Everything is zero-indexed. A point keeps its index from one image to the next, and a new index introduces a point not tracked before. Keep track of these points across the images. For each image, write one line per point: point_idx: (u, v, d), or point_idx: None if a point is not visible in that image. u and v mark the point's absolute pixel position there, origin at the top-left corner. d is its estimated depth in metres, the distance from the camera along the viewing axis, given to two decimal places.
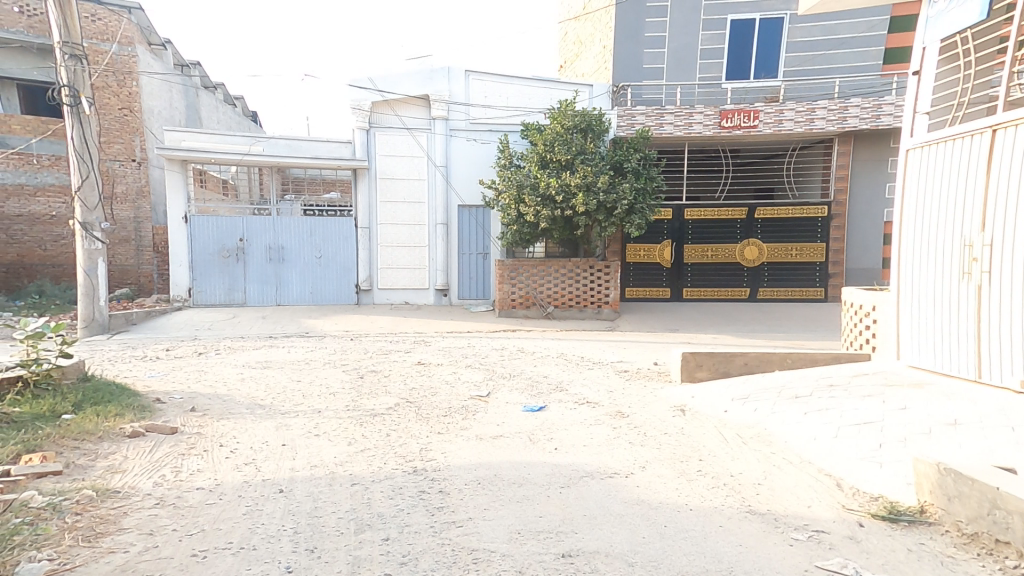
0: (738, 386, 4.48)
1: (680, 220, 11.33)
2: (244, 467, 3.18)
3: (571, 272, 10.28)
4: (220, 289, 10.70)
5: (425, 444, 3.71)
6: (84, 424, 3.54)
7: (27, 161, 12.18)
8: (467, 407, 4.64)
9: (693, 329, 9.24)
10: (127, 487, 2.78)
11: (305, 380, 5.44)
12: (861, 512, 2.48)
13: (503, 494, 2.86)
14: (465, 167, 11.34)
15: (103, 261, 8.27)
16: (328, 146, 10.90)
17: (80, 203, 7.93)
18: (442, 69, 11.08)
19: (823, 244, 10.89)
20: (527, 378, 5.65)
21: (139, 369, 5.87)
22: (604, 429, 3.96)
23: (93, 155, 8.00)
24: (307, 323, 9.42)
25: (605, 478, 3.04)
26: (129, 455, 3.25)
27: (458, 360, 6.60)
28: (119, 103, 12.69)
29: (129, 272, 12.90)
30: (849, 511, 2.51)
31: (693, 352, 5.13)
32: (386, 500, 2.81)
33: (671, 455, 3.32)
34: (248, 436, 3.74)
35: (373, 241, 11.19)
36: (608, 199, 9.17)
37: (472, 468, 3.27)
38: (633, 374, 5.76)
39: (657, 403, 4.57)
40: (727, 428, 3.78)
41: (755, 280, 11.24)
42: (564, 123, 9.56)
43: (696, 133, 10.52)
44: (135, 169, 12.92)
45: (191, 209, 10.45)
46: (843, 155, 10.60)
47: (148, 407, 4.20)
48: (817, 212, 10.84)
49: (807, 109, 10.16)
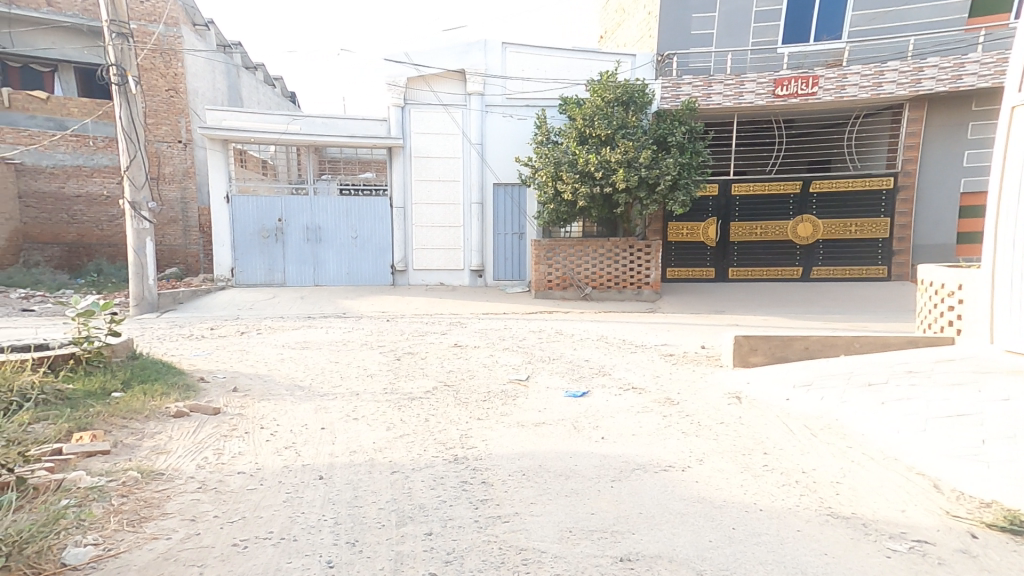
0: (800, 373, 4.16)
1: (726, 196, 10.78)
2: (284, 451, 3.13)
3: (610, 252, 9.96)
4: (261, 270, 10.85)
5: (465, 430, 3.59)
6: (132, 402, 3.56)
7: (85, 143, 12.68)
8: (507, 392, 4.49)
9: (740, 310, 8.82)
10: (171, 469, 2.74)
11: (343, 362, 5.41)
12: (971, 520, 2.18)
13: (549, 488, 2.69)
14: (502, 144, 11.07)
15: (151, 240, 8.45)
16: (363, 124, 10.78)
17: (128, 182, 8.09)
18: (478, 43, 10.76)
19: (887, 220, 10.16)
20: (568, 361, 5.45)
21: (185, 347, 5.97)
22: (653, 418, 3.74)
23: (140, 134, 8.12)
24: (344, 304, 9.45)
25: (658, 472, 2.83)
26: (175, 435, 3.23)
27: (495, 342, 6.45)
28: (166, 85, 12.92)
29: (177, 252, 13.30)
30: (955, 518, 2.21)
31: (746, 336, 4.82)
32: (427, 490, 2.68)
33: (730, 448, 3.07)
34: (288, 419, 3.72)
35: (409, 221, 11.12)
36: (650, 174, 8.75)
37: (515, 457, 3.11)
38: (679, 358, 5.48)
39: (709, 389, 4.31)
40: (791, 418, 3.49)
41: (807, 259, 10.62)
42: (605, 96, 9.18)
43: (747, 103, 9.91)
44: (181, 151, 13.20)
45: (232, 189, 10.55)
46: (914, 122, 9.76)
47: (193, 386, 4.22)
48: (879, 184, 10.09)
49: (874, 73, 9.38)
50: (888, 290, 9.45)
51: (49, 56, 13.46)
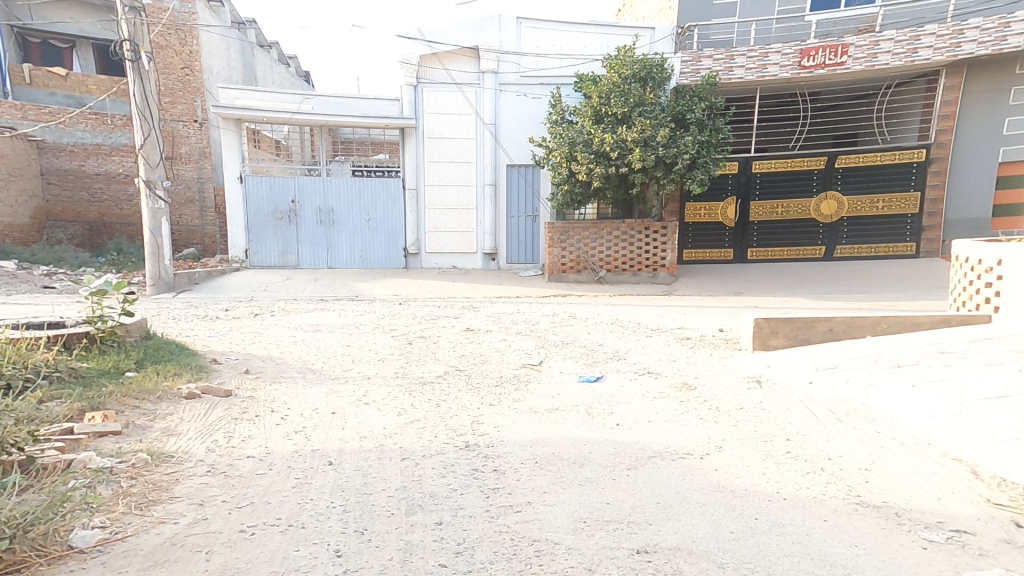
0: (824, 355, 4.01)
1: (747, 174, 10.47)
2: (294, 436, 3.10)
3: (626, 234, 9.77)
4: (275, 252, 10.86)
5: (477, 416, 3.53)
6: (145, 382, 3.54)
7: (103, 121, 12.74)
8: (519, 376, 4.43)
9: (759, 292, 8.59)
10: (180, 451, 2.71)
11: (355, 345, 5.38)
12: (1014, 509, 2.05)
13: (562, 476, 2.61)
14: (515, 123, 10.86)
15: (167, 220, 8.47)
16: (375, 104, 10.60)
17: (143, 161, 8.08)
18: (492, 19, 10.51)
19: (918, 194, 9.77)
20: (581, 346, 5.35)
21: (200, 328, 5.99)
22: (669, 403, 3.63)
23: (154, 112, 8.08)
24: (357, 286, 9.43)
25: (676, 459, 2.73)
26: (186, 417, 3.21)
27: (507, 326, 6.38)
28: (181, 63, 12.87)
29: (195, 233, 13.38)
30: (996, 506, 2.08)
31: (767, 318, 4.66)
32: (437, 478, 2.63)
33: (751, 434, 2.96)
34: (298, 402, 3.69)
35: (421, 203, 11.02)
36: (668, 153, 8.50)
37: (527, 445, 3.04)
38: (697, 342, 5.35)
39: (728, 373, 4.18)
40: (814, 402, 3.36)
41: (831, 239, 10.31)
42: (621, 73, 8.91)
43: (770, 76, 9.55)
44: (197, 130, 13.19)
45: (246, 168, 10.49)
46: (951, 90, 9.36)
47: (205, 367, 4.21)
48: (911, 158, 9.70)
49: (909, 37, 8.95)
50: (916, 270, 9.12)
51: (69, 31, 13.59)
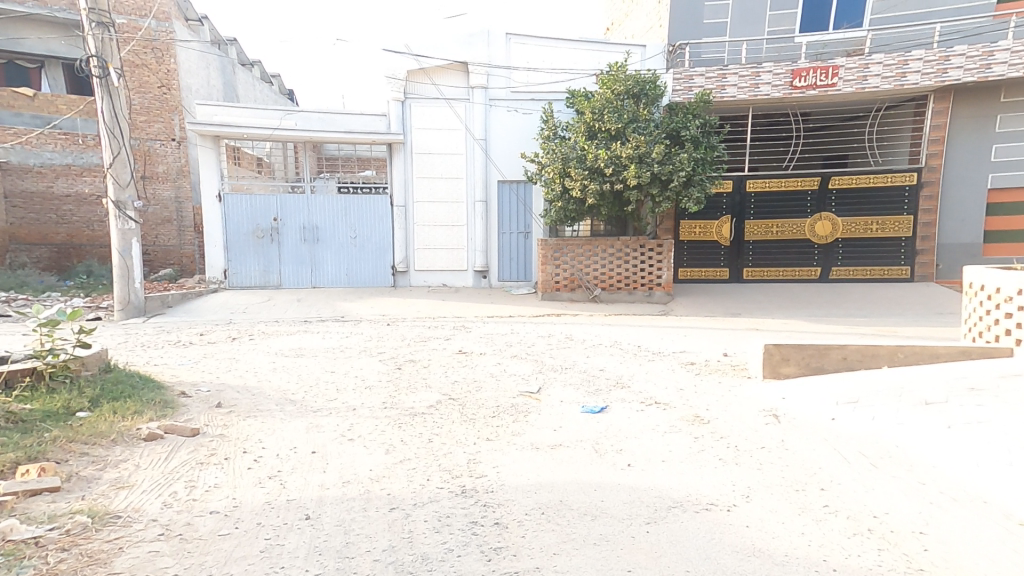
0: (843, 387, 3.77)
1: (741, 193, 10.37)
2: (267, 483, 2.74)
3: (620, 252, 9.55)
4: (255, 271, 10.44)
5: (473, 455, 3.19)
6: (97, 426, 3.15)
7: (74, 141, 12.33)
8: (517, 406, 4.09)
9: (757, 313, 8.40)
10: (130, 511, 2.33)
11: (339, 371, 5.02)
12: None
13: (572, 534, 2.29)
14: (506, 139, 10.67)
15: (137, 241, 8.07)
16: (361, 119, 10.33)
17: (112, 180, 7.69)
18: (481, 34, 10.36)
19: (911, 217, 9.69)
20: (581, 371, 5.04)
21: (170, 356, 5.58)
22: (682, 440, 3.34)
23: (123, 129, 7.73)
24: (342, 307, 9.05)
25: (699, 512, 2.42)
26: (142, 464, 2.84)
27: (502, 348, 6.05)
28: (158, 80, 12.55)
29: (172, 253, 12.96)
30: None
31: (778, 344, 4.42)
32: (430, 535, 2.28)
33: (780, 482, 2.67)
34: (275, 441, 3.34)
35: (409, 220, 10.72)
36: (664, 170, 8.32)
37: (530, 490, 2.71)
38: (702, 368, 5.09)
39: (741, 405, 3.90)
40: (842, 441, 3.10)
41: (827, 258, 10.19)
42: (614, 88, 8.76)
43: (763, 96, 9.49)
44: (175, 149, 12.82)
45: (224, 186, 10.13)
46: (940, 114, 9.36)
47: (171, 402, 3.82)
48: (903, 180, 9.64)
49: (898, 61, 8.93)
50: (913, 291, 9.01)
51: (36, 51, 13.24)
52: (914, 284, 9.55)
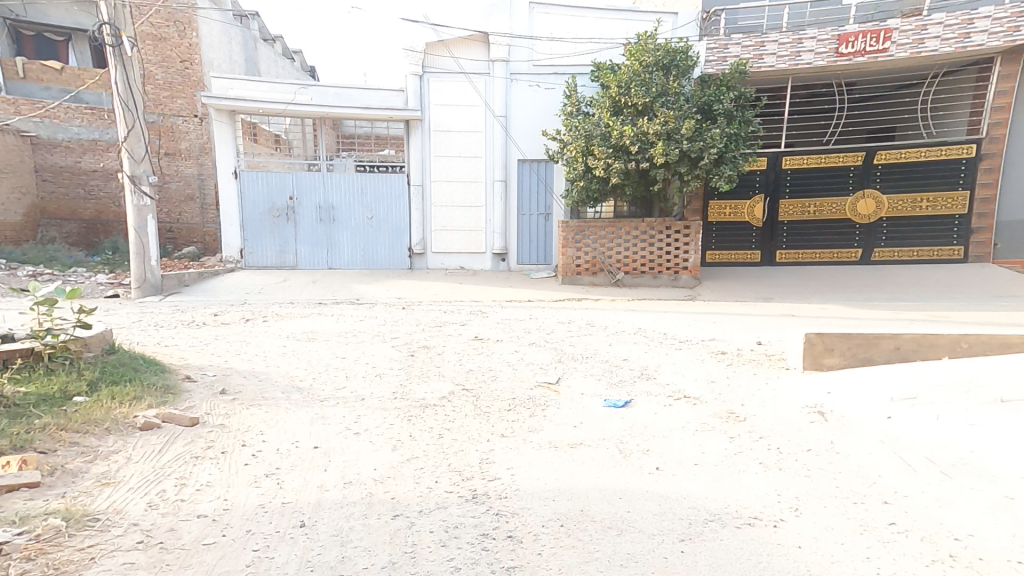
0: (898, 382, 3.40)
1: (776, 170, 9.81)
2: (262, 483, 2.55)
3: (645, 234, 9.14)
4: (272, 251, 10.34)
5: (486, 453, 2.94)
6: (91, 413, 3.00)
7: (99, 117, 12.41)
8: (535, 399, 3.82)
9: (791, 299, 7.94)
10: (111, 514, 2.16)
11: (350, 357, 4.82)
12: None
13: (595, 551, 2.01)
14: (527, 115, 10.25)
15: (153, 218, 7.98)
16: (379, 95, 10.04)
17: (127, 154, 7.58)
18: (503, 3, 9.90)
19: (968, 194, 8.98)
20: (603, 361, 4.74)
21: (182, 337, 5.46)
22: (716, 439, 3.03)
23: (138, 102, 7.57)
24: (358, 289, 8.87)
25: (741, 527, 2.13)
26: (133, 458, 2.68)
27: (520, 335, 5.78)
28: (180, 56, 12.44)
29: (194, 231, 12.96)
30: None
31: (820, 333, 4.04)
32: (436, 550, 2.04)
33: (833, 494, 2.34)
34: (277, 433, 3.15)
35: (427, 200, 10.46)
36: (694, 146, 7.85)
37: (547, 496, 2.45)
38: (735, 358, 4.73)
39: (780, 400, 3.56)
40: (902, 446, 2.75)
41: (867, 240, 9.59)
42: (642, 60, 8.26)
43: (805, 65, 8.86)
44: (197, 126, 12.70)
45: (241, 163, 9.98)
46: (1005, 81, 8.58)
47: (174, 387, 3.67)
48: (957, 155, 8.93)
49: (960, 24, 8.19)
50: (964, 275, 8.40)
51: (62, 24, 13.28)
52: (965, 267, 8.91)
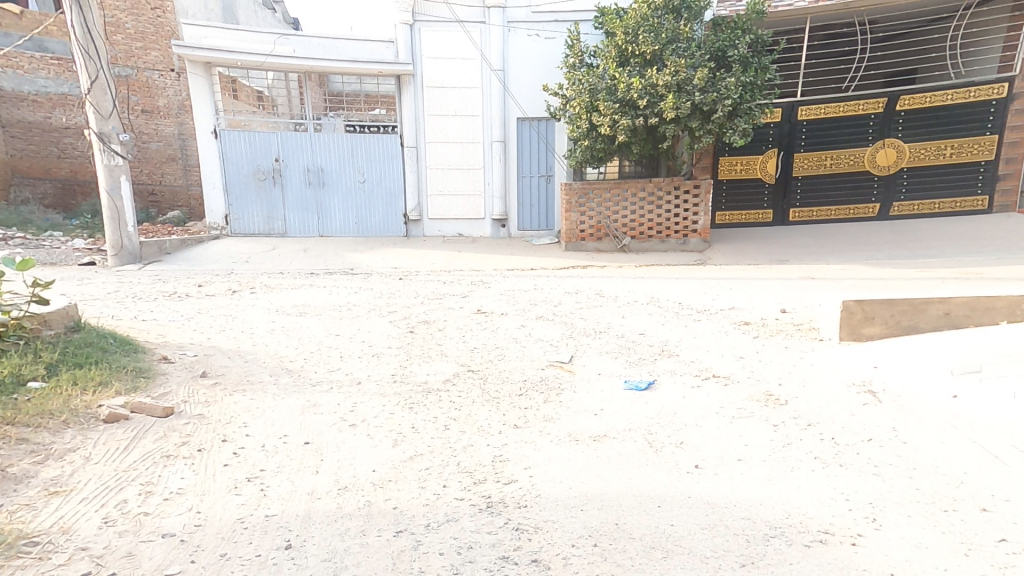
0: (957, 352, 3.06)
1: (791, 123, 9.27)
2: (243, 489, 2.20)
3: (652, 196, 8.66)
4: (259, 217, 9.81)
5: (499, 449, 2.59)
6: (45, 404, 2.63)
7: (68, 68, 11.58)
8: (547, 381, 3.48)
9: (808, 260, 7.55)
10: (55, 535, 1.83)
11: (345, 335, 4.43)
12: None
13: None
14: (527, 67, 9.56)
15: (126, 179, 7.44)
16: (367, 47, 9.33)
17: (93, 109, 6.98)
18: None
19: (995, 137, 8.50)
20: (618, 336, 4.37)
21: (162, 311, 5.05)
22: (758, 428, 2.69)
23: (99, 48, 6.88)
24: (351, 258, 8.41)
25: (814, 546, 1.80)
26: (91, 459, 2.32)
27: (526, 308, 5.38)
28: (151, 2, 11.53)
29: (179, 194, 12.35)
30: None
31: (860, 301, 3.67)
32: None
33: (914, 498, 2.01)
34: (262, 426, 2.78)
35: (422, 162, 9.88)
36: (706, 99, 7.28)
37: (575, 505, 2.11)
38: (761, 328, 4.37)
39: (823, 378, 3.22)
40: (978, 433, 2.42)
41: (886, 194, 9.16)
42: (650, 2, 7.62)
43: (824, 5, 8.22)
44: (175, 81, 11.93)
45: (220, 122, 9.34)
46: None
47: (147, 369, 3.29)
48: (989, 95, 8.37)
49: None
50: (990, 226, 8.01)
51: None
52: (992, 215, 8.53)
